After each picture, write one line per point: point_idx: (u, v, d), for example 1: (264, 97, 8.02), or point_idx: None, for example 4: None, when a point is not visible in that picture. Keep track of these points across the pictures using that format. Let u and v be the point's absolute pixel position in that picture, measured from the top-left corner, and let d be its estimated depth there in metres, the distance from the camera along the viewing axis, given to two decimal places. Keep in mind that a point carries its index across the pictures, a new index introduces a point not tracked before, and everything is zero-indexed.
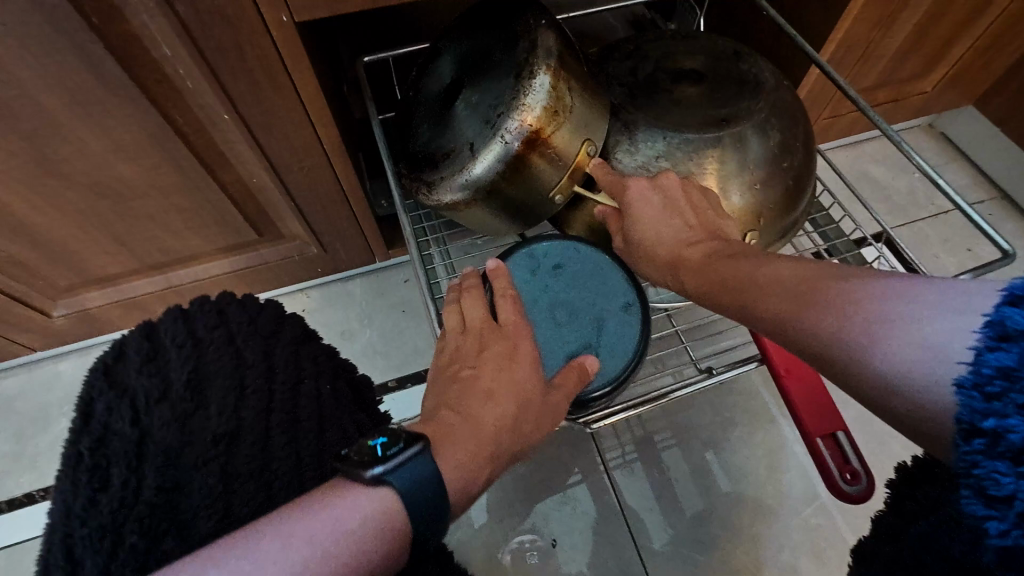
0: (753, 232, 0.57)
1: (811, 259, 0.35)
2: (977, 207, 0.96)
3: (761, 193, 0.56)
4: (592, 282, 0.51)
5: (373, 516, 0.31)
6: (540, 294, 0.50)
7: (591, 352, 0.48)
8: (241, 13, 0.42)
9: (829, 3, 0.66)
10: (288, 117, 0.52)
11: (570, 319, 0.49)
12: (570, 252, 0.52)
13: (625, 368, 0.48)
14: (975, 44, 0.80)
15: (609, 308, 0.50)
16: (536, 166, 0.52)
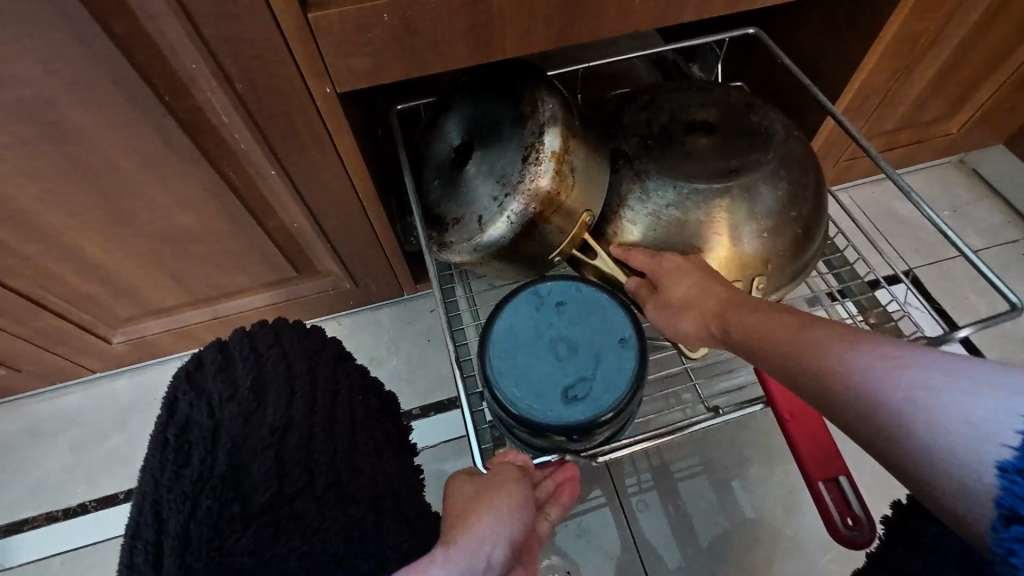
0: (760, 276, 0.59)
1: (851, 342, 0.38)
2: (1008, 246, 0.94)
3: (770, 240, 0.58)
4: (592, 320, 0.53)
5: None
6: (543, 329, 0.53)
7: (586, 385, 0.50)
8: (291, 87, 0.48)
9: (846, 55, 0.67)
10: (329, 172, 0.57)
11: (569, 354, 0.52)
12: (570, 288, 0.54)
13: (620, 400, 0.49)
14: (1003, 87, 0.80)
15: (607, 343, 0.52)
16: (543, 228, 0.56)
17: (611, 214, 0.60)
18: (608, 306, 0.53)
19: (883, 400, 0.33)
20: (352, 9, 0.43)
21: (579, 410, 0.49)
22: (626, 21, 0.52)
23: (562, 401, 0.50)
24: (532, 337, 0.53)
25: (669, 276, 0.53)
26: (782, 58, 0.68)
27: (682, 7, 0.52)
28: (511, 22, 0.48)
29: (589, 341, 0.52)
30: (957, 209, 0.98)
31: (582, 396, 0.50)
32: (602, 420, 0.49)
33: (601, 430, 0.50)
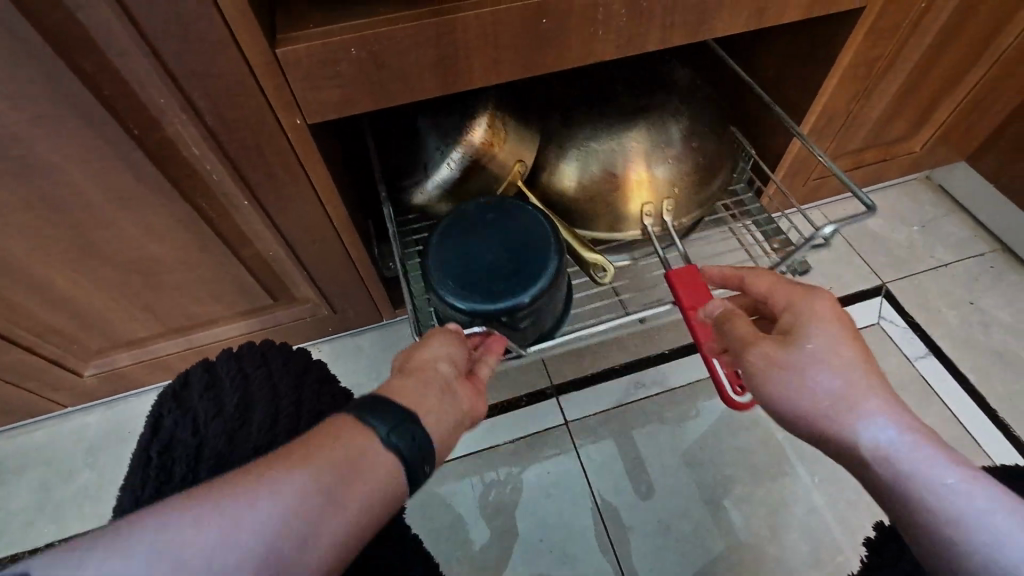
0: (670, 199, 0.67)
1: (888, 401, 0.41)
2: (976, 260, 0.97)
3: (678, 166, 0.66)
4: (519, 225, 0.60)
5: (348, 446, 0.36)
6: (475, 232, 0.60)
7: (509, 275, 0.57)
8: (263, 121, 0.49)
9: (806, 80, 0.70)
10: (302, 200, 0.57)
11: (496, 251, 0.59)
12: (500, 202, 0.62)
13: (537, 289, 0.56)
14: (961, 105, 0.83)
15: (529, 244, 0.59)
16: (484, 168, 0.64)
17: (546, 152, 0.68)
18: (537, 217, 0.61)
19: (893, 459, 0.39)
20: (319, 43, 0.45)
21: (504, 292, 0.56)
22: (590, 53, 0.53)
23: (488, 286, 0.57)
24: (466, 235, 0.60)
25: (819, 328, 0.43)
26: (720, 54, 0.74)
27: (644, 39, 0.54)
28: (477, 54, 0.50)
29: (514, 239, 0.59)
30: (926, 224, 1.01)
31: (507, 283, 0.57)
32: (522, 304, 0.56)
33: (527, 310, 0.57)
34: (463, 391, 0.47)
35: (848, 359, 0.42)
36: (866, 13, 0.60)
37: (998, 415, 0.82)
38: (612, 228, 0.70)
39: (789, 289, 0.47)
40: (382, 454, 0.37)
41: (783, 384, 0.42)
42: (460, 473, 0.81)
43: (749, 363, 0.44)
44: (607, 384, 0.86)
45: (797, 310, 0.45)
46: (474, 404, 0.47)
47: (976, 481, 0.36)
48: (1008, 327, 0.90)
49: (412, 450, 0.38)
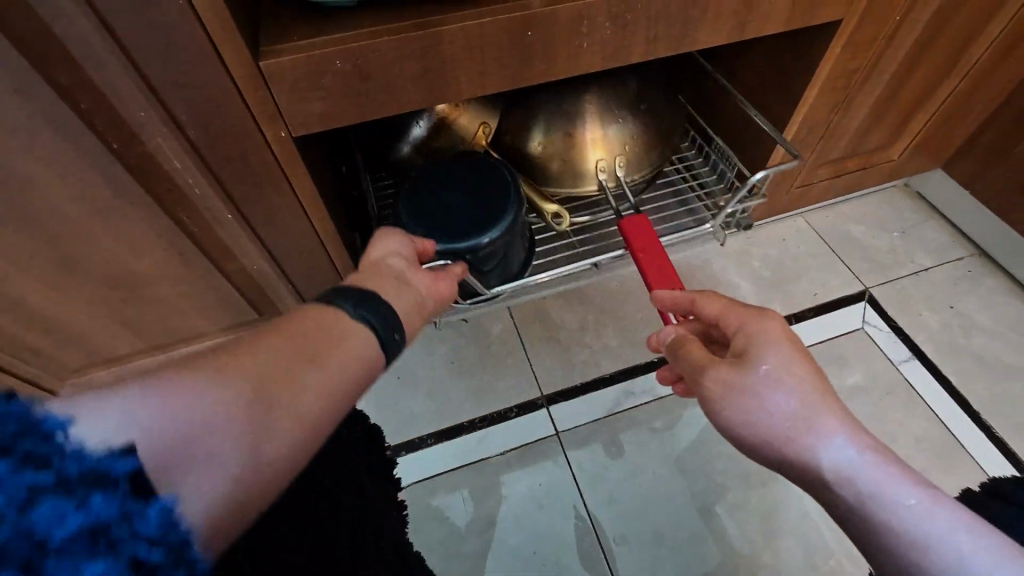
0: (620, 157, 0.73)
1: (846, 422, 0.41)
2: (955, 265, 0.98)
3: (628, 125, 0.72)
4: (483, 178, 0.68)
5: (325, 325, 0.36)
6: (443, 185, 0.67)
7: (471, 220, 0.64)
8: (246, 133, 0.48)
9: (787, 90, 0.71)
10: (286, 212, 0.57)
11: (461, 200, 0.66)
12: (466, 159, 0.69)
13: (497, 232, 0.63)
14: (935, 115, 0.85)
15: (491, 194, 0.66)
16: (451, 126, 0.73)
17: (509, 118, 0.74)
18: (500, 172, 0.68)
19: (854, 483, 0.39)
20: (303, 56, 0.44)
21: (467, 234, 0.63)
22: (575, 64, 0.54)
23: (453, 229, 0.63)
24: (435, 186, 0.67)
25: (769, 347, 0.44)
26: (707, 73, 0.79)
27: (628, 51, 0.55)
28: (463, 66, 0.50)
29: (479, 190, 0.67)
30: (906, 230, 1.03)
31: (469, 227, 0.64)
32: (482, 245, 0.63)
33: (488, 250, 0.64)
34: (423, 277, 0.48)
35: (805, 379, 0.42)
36: (843, 25, 0.62)
37: (980, 416, 0.83)
38: (571, 184, 0.74)
39: (740, 308, 0.47)
40: (356, 332, 0.36)
41: (742, 407, 0.43)
42: (452, 485, 0.79)
43: (706, 387, 0.45)
44: (597, 393, 0.86)
45: (749, 330, 0.45)
46: (435, 291, 0.48)
47: (935, 501, 0.37)
48: (987, 329, 0.91)
49: (380, 325, 0.38)
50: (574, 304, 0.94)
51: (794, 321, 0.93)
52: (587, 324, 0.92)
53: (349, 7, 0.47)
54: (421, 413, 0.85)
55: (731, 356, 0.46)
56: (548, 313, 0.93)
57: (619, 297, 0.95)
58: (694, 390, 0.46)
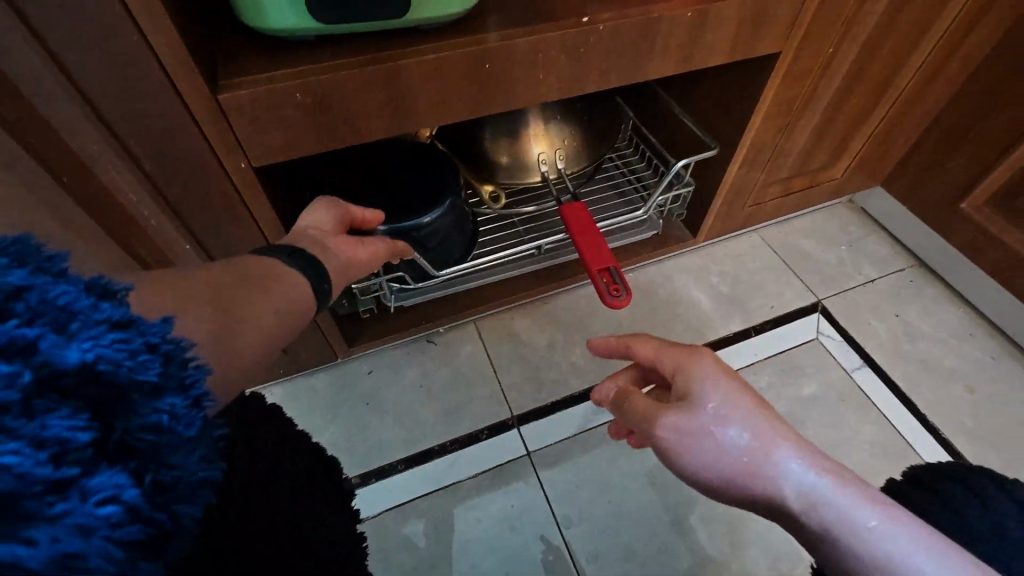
0: (560, 150, 0.78)
1: (799, 447, 0.43)
2: (897, 275, 1.05)
3: (566, 121, 0.78)
4: (425, 162, 0.72)
5: (258, 261, 0.43)
6: (387, 169, 0.71)
7: (412, 201, 0.68)
8: (204, 165, 0.48)
9: (734, 116, 0.76)
10: (247, 243, 0.56)
11: (404, 183, 0.70)
12: (410, 146, 0.73)
13: (435, 209, 0.68)
14: (871, 136, 0.91)
15: (431, 176, 0.71)
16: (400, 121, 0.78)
17: (447, 130, 0.82)
18: (439, 156, 0.73)
19: (813, 505, 0.42)
20: (262, 89, 0.45)
21: (410, 214, 0.67)
22: (532, 94, 0.56)
23: (395, 210, 0.68)
24: (378, 171, 0.71)
25: (712, 384, 0.45)
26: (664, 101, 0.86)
27: (582, 82, 0.57)
28: (424, 97, 0.51)
29: (421, 173, 0.71)
30: (853, 243, 1.09)
31: (412, 208, 0.68)
32: (423, 223, 0.67)
33: (430, 230, 0.69)
34: (344, 243, 0.53)
35: (750, 411, 0.44)
36: (780, 58, 0.66)
37: (926, 418, 0.88)
38: (512, 174, 0.78)
39: (674, 351, 0.48)
40: (286, 270, 0.44)
41: (701, 454, 0.43)
42: (424, 511, 0.79)
43: (661, 440, 0.45)
44: (568, 411, 0.87)
45: (687, 374, 0.46)
46: (354, 255, 0.54)
47: (886, 512, 0.41)
48: (929, 336, 0.97)
49: (310, 268, 0.45)
50: (543, 323, 0.95)
51: (752, 333, 0.96)
52: (555, 342, 0.94)
53: (309, 41, 0.48)
54: (392, 441, 0.84)
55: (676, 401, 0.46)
56: (517, 332, 0.94)
57: (584, 315, 0.97)
58: (647, 440, 0.47)
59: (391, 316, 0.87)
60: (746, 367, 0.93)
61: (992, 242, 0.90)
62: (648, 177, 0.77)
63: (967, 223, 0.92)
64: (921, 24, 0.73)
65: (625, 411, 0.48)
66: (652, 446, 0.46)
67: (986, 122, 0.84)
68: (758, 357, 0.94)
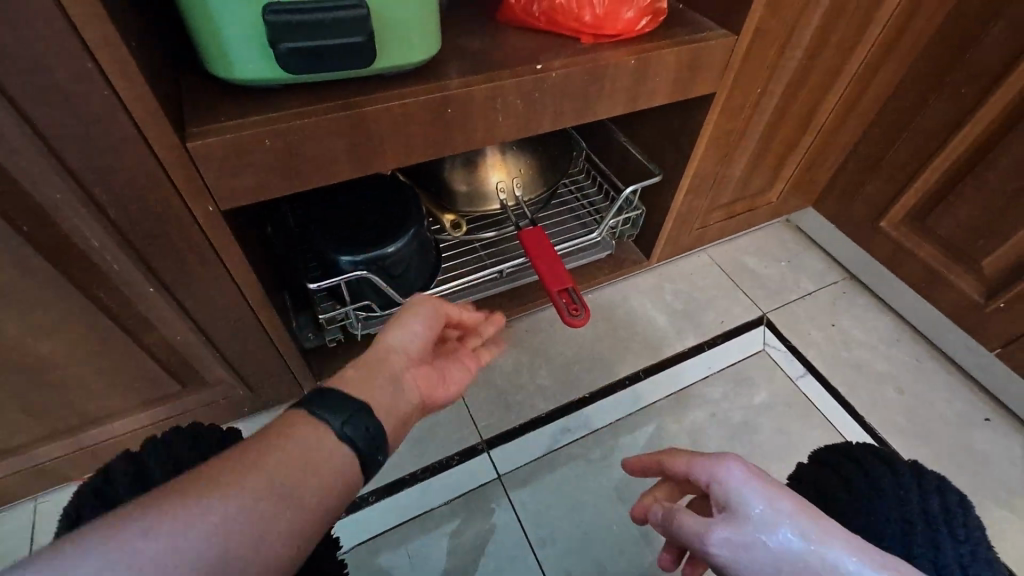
0: (518, 178, 0.82)
1: (851, 546, 0.42)
2: (832, 288, 1.14)
3: (522, 152, 0.82)
4: (387, 193, 0.74)
5: (307, 445, 0.40)
6: (349, 201, 0.73)
7: (377, 231, 0.70)
8: (171, 209, 0.48)
9: (678, 148, 0.82)
10: (213, 283, 0.57)
11: (367, 214, 0.72)
12: (372, 178, 0.76)
13: (400, 237, 0.70)
14: (799, 164, 1.00)
15: (395, 204, 0.73)
16: None
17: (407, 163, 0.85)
18: (402, 187, 0.75)
19: None
20: (230, 136, 0.46)
21: (375, 244, 0.69)
22: (491, 136, 0.59)
23: (360, 240, 0.69)
24: (342, 204, 0.73)
25: (750, 486, 0.45)
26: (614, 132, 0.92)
27: (538, 122, 0.61)
28: (389, 141, 0.54)
29: (384, 204, 0.73)
30: (790, 259, 1.18)
31: (377, 238, 0.70)
32: (389, 252, 0.69)
33: (395, 259, 0.71)
34: (418, 379, 0.52)
35: (793, 512, 0.44)
36: (715, 97, 0.73)
37: (864, 419, 0.96)
38: (472, 202, 0.82)
39: (705, 459, 0.49)
40: (337, 445, 0.41)
41: (757, 563, 0.43)
42: (397, 542, 0.78)
43: (714, 554, 0.45)
44: (536, 431, 0.89)
45: (721, 478, 0.47)
46: (427, 392, 0.53)
47: None
48: (862, 342, 1.06)
49: (365, 442, 0.42)
50: (508, 346, 0.98)
51: (706, 347, 1.02)
52: (521, 365, 0.96)
53: (277, 89, 0.50)
54: None
55: (719, 509, 0.47)
56: None
57: (548, 337, 1.00)
58: (706, 562, 0.47)
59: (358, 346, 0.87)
60: (702, 380, 0.98)
61: (909, 255, 1.00)
62: (599, 197, 0.81)
63: (887, 239, 1.02)
64: (835, 67, 0.82)
65: (677, 530, 0.49)
66: (710, 563, 0.47)
67: (895, 149, 0.94)
68: (711, 369, 0.99)
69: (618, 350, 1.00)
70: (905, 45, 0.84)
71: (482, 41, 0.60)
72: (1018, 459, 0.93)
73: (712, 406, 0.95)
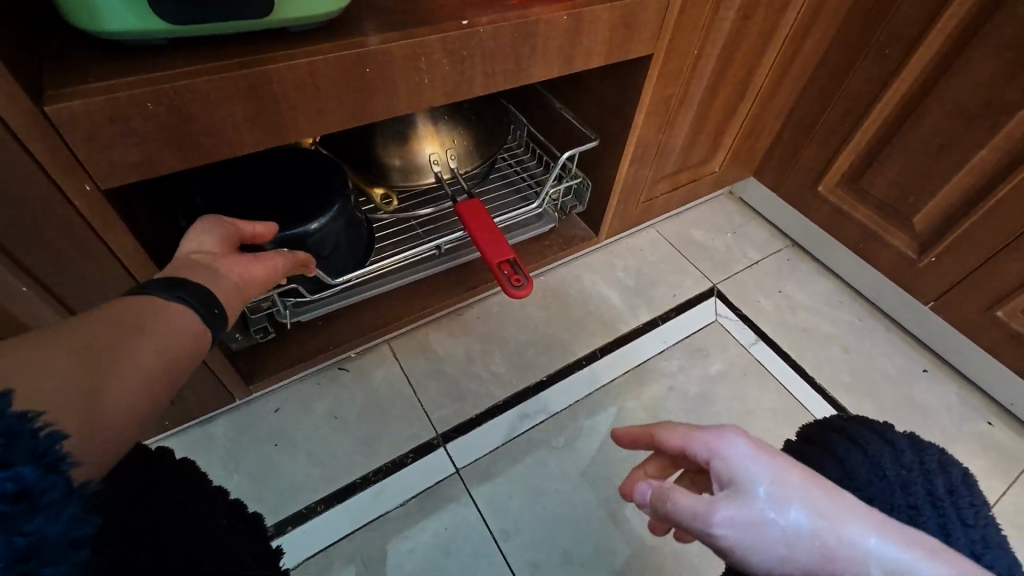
0: (451, 149, 0.77)
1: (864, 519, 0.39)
2: (777, 255, 1.16)
3: (454, 122, 0.78)
4: (301, 169, 0.68)
5: (139, 308, 0.40)
6: (261, 180, 0.66)
7: (295, 209, 0.64)
8: (35, 190, 0.41)
9: (619, 115, 0.80)
10: (102, 278, 0.50)
11: (283, 190, 0.65)
12: (287, 154, 0.69)
13: (321, 214, 0.64)
14: (737, 133, 1.00)
15: (315, 180, 0.67)
16: None
17: (331, 137, 0.79)
18: (324, 162, 0.69)
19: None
20: (103, 99, 0.39)
21: (294, 222, 0.63)
22: (417, 101, 0.55)
23: (276, 219, 0.63)
24: (253, 182, 0.65)
25: (759, 460, 0.41)
26: (556, 105, 0.89)
27: (467, 85, 0.57)
28: (300, 105, 0.48)
29: (304, 181, 0.67)
30: (735, 230, 1.19)
31: (296, 216, 0.63)
32: (311, 231, 0.63)
33: (319, 238, 0.65)
34: (238, 263, 0.49)
35: (805, 485, 0.40)
36: (653, 59, 0.70)
37: (814, 379, 0.97)
38: (405, 177, 0.76)
39: (703, 432, 0.43)
40: (171, 308, 0.41)
41: (767, 545, 0.38)
42: (349, 552, 0.72)
43: (714, 536, 0.39)
44: (494, 421, 0.86)
45: (725, 454, 0.41)
46: (251, 274, 0.50)
47: None
48: (808, 307, 1.08)
49: (196, 300, 0.42)
50: (458, 335, 0.94)
51: (660, 321, 1.01)
52: (474, 353, 0.92)
53: (161, 47, 0.43)
54: (308, 480, 0.77)
55: (718, 487, 0.41)
56: (433, 347, 0.92)
57: (499, 322, 0.96)
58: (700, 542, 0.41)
59: (293, 344, 0.81)
60: (658, 354, 0.97)
61: (847, 218, 1.02)
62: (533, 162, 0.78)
63: (825, 204, 1.04)
64: (766, 29, 0.81)
65: (666, 511, 0.42)
66: (707, 545, 0.41)
67: (827, 113, 0.95)
68: (666, 344, 0.98)
69: (572, 331, 0.97)
70: (829, 11, 0.85)
71: None
72: (955, 408, 0.97)
73: (670, 380, 0.94)
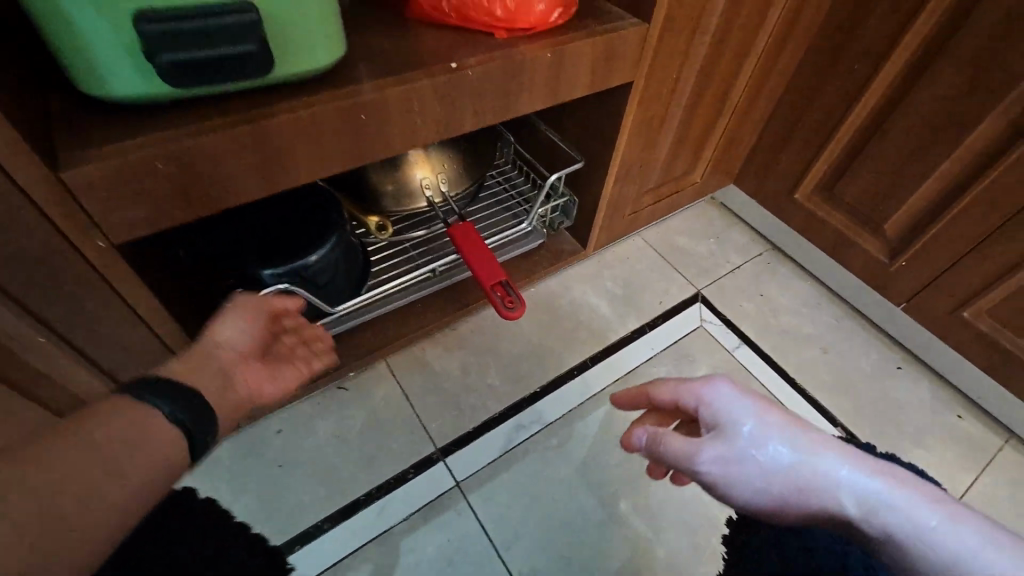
0: (442, 175, 0.80)
1: (836, 452, 0.46)
2: (757, 259, 1.20)
3: (442, 148, 0.80)
4: (297, 205, 0.70)
5: (132, 427, 0.42)
6: (259, 219, 0.69)
7: (293, 244, 0.66)
8: (50, 248, 0.43)
9: (603, 137, 0.83)
10: (113, 322, 0.52)
11: (281, 226, 0.68)
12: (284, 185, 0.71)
13: (320, 247, 0.66)
14: (716, 146, 1.04)
15: (312, 213, 0.69)
16: None
17: None
18: (319, 194, 0.71)
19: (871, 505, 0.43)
20: (114, 162, 0.41)
21: (293, 256, 0.65)
22: (411, 141, 0.57)
23: (276, 255, 0.65)
24: (252, 220, 0.68)
25: (743, 403, 0.47)
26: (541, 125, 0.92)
27: (457, 123, 0.59)
28: (300, 154, 0.50)
29: (301, 214, 0.69)
30: (718, 236, 1.23)
31: (295, 250, 0.66)
32: (310, 264, 0.66)
33: (318, 268, 0.67)
34: (249, 379, 0.54)
35: (784, 425, 0.46)
36: (633, 86, 0.74)
37: (794, 380, 1.02)
38: (398, 203, 0.78)
39: (690, 383, 0.49)
40: (164, 429, 0.44)
41: (747, 477, 0.45)
42: (355, 567, 0.75)
43: (702, 471, 0.45)
44: (491, 433, 0.89)
45: (712, 399, 0.47)
46: (258, 390, 0.55)
47: (943, 509, 0.43)
48: (788, 309, 1.12)
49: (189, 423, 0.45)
50: (453, 350, 0.96)
51: (647, 329, 1.05)
52: (470, 367, 0.95)
53: (166, 106, 0.45)
54: (313, 498, 0.80)
55: (706, 430, 0.48)
56: (429, 363, 0.94)
57: (493, 335, 0.99)
58: (690, 478, 0.47)
59: None
60: (646, 361, 1.01)
61: (823, 224, 1.06)
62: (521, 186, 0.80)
63: (801, 211, 1.09)
64: (741, 51, 0.85)
65: (662, 452, 0.47)
66: (695, 481, 0.47)
67: (801, 125, 0.99)
68: (654, 350, 1.02)
69: (564, 341, 1.01)
70: (800, 30, 0.89)
71: (392, 43, 0.57)
72: (927, 403, 1.02)
73: None
